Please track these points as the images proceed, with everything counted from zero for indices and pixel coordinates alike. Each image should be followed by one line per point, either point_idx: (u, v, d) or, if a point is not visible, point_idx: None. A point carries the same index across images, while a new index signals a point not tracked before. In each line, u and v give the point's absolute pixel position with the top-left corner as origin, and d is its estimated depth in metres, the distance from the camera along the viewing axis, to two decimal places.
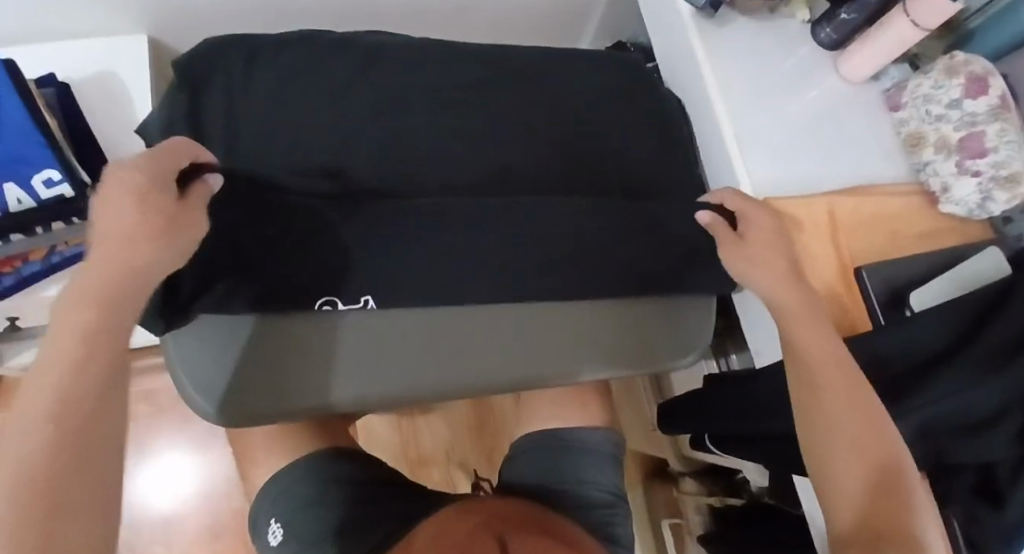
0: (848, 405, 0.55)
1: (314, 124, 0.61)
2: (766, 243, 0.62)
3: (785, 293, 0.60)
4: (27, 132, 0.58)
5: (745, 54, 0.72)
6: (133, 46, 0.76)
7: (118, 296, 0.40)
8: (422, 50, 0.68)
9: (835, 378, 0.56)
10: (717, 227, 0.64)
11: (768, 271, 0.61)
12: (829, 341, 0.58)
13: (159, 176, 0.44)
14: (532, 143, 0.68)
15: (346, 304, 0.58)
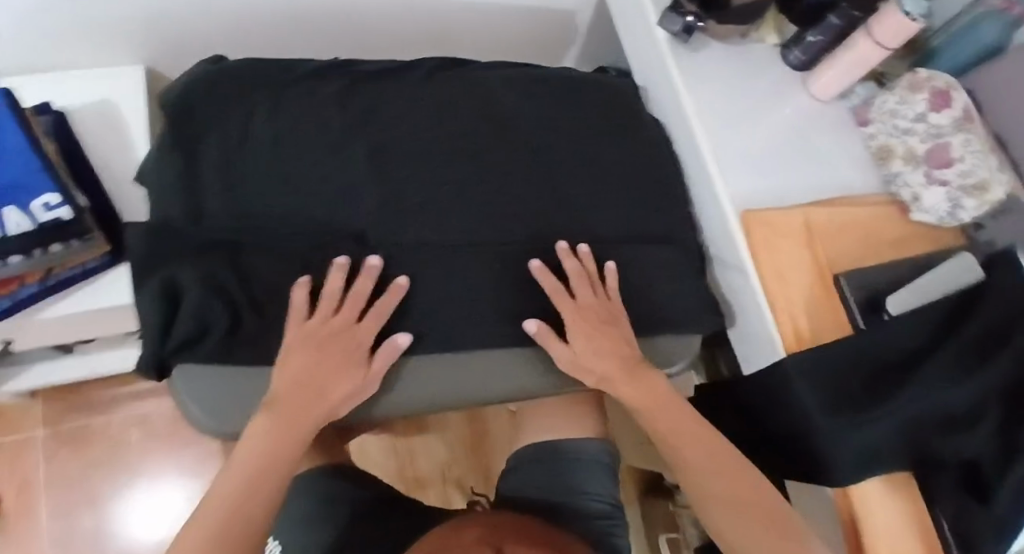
0: (737, 483, 0.61)
1: (310, 150, 0.65)
2: (591, 340, 0.63)
3: (632, 390, 0.64)
4: (27, 157, 0.59)
5: (718, 75, 0.75)
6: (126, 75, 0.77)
7: (286, 424, 0.56)
8: (414, 78, 0.72)
9: (713, 470, 0.61)
10: (547, 334, 0.63)
11: (608, 363, 0.63)
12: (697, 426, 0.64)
13: (349, 331, 0.59)
14: (520, 159, 0.70)
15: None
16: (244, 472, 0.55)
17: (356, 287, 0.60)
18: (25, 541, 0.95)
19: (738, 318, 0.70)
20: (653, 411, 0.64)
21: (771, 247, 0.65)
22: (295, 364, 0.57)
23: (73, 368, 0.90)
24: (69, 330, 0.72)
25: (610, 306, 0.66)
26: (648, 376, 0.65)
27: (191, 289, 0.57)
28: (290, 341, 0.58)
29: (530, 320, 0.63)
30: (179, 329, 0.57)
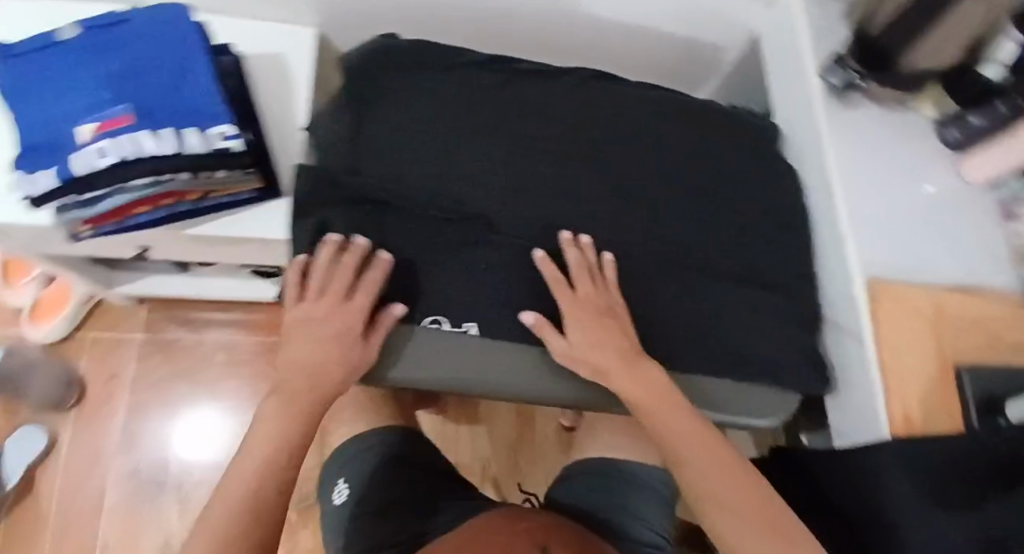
0: (755, 514, 0.54)
1: (461, 128, 0.67)
2: (591, 331, 0.60)
3: (627, 384, 0.59)
4: (211, 92, 0.65)
5: (867, 136, 0.71)
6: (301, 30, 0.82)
7: (298, 394, 0.56)
8: (572, 78, 0.72)
9: (724, 496, 0.55)
10: (544, 326, 0.61)
11: (606, 357, 0.60)
12: (696, 431, 0.58)
13: (346, 308, 0.58)
14: (659, 176, 0.69)
15: (448, 326, 0.62)
16: (257, 463, 0.54)
17: (343, 262, 0.59)
18: (103, 430, 1.02)
19: (847, 387, 0.68)
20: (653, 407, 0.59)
21: (894, 323, 0.64)
22: (302, 350, 0.57)
23: (185, 285, 0.97)
24: (202, 250, 0.78)
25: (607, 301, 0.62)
26: (647, 372, 0.60)
27: (343, 234, 0.62)
28: (291, 328, 0.58)
29: (526, 314, 0.61)
30: (317, 270, 0.62)
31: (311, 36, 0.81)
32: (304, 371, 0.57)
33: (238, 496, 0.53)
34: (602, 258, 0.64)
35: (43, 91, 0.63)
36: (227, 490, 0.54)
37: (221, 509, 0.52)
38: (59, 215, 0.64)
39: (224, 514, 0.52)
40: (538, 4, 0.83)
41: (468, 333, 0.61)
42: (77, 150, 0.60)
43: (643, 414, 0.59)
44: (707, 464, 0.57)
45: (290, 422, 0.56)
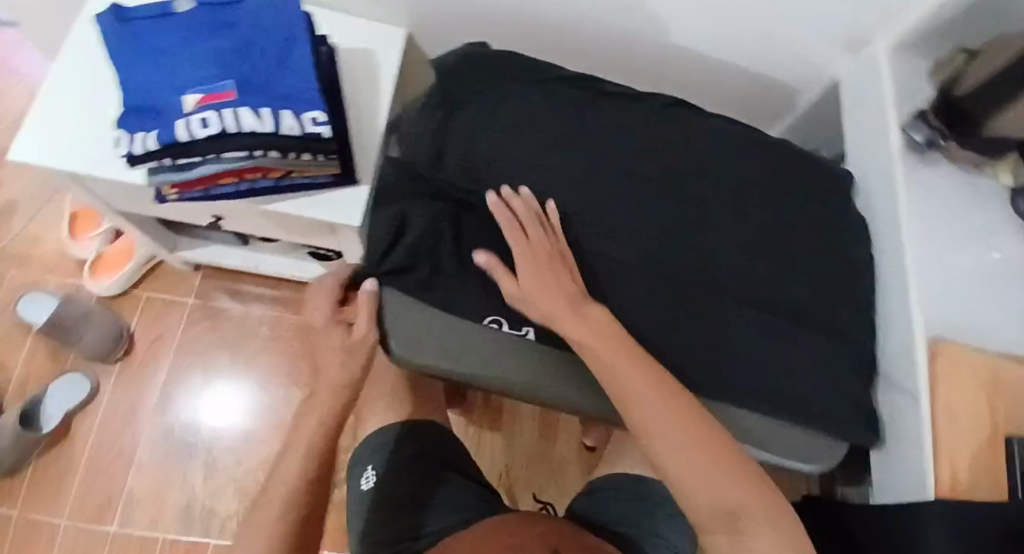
0: (720, 471, 0.53)
1: (541, 137, 0.69)
2: (543, 275, 0.60)
3: (578, 329, 0.58)
4: (310, 80, 0.67)
5: (936, 195, 0.71)
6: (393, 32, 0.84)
7: (327, 392, 0.60)
8: (653, 102, 0.74)
9: (687, 453, 0.54)
10: (497, 268, 0.61)
11: (554, 302, 0.59)
12: (659, 383, 0.56)
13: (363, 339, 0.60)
14: (729, 207, 0.70)
15: (508, 327, 0.63)
16: (301, 462, 0.58)
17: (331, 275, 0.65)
18: (142, 387, 1.05)
19: (897, 442, 0.67)
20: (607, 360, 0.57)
21: (949, 384, 0.63)
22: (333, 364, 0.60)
23: (243, 258, 1.00)
24: (273, 227, 0.81)
25: (555, 249, 0.63)
26: (594, 317, 0.59)
27: (420, 227, 0.63)
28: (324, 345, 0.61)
29: (479, 254, 0.62)
30: (393, 258, 0.62)
31: (402, 34, 0.84)
32: (331, 372, 0.60)
33: (285, 491, 0.57)
34: (547, 207, 0.65)
35: (152, 57, 0.65)
36: (271, 487, 0.58)
37: (271, 505, 0.56)
38: (150, 177, 0.66)
39: (275, 507, 0.56)
40: (624, 30, 0.84)
41: (525, 337, 0.62)
42: (181, 117, 0.62)
43: (601, 367, 0.57)
44: (672, 420, 0.55)
45: (323, 418, 0.59)
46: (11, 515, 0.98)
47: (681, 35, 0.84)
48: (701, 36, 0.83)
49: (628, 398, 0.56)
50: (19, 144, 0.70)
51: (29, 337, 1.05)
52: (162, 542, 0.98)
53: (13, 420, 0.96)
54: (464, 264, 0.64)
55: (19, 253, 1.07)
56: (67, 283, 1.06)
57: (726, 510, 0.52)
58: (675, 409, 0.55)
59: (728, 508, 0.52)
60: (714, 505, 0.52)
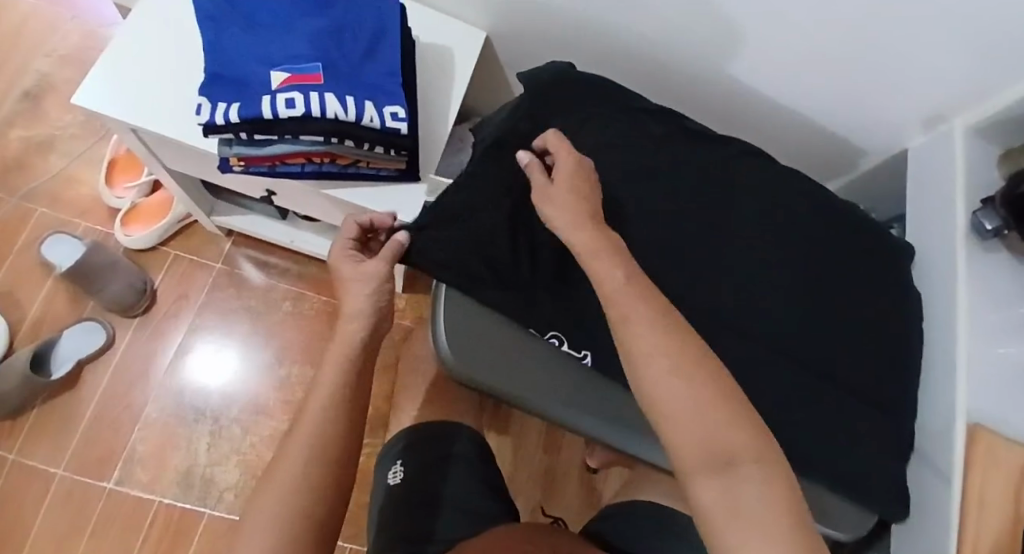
0: (719, 407, 0.50)
1: (616, 166, 0.69)
2: (565, 193, 0.59)
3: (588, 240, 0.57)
4: (395, 74, 0.67)
5: (990, 282, 0.73)
6: (470, 33, 0.85)
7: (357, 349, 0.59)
8: (727, 146, 0.74)
9: (683, 386, 0.50)
10: (533, 169, 0.61)
11: (568, 217, 0.58)
12: (662, 316, 0.54)
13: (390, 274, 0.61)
14: (789, 260, 0.71)
15: (568, 346, 0.63)
16: (334, 403, 0.57)
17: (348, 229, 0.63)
18: (158, 344, 1.04)
19: (925, 521, 0.68)
20: (621, 297, 0.54)
21: (985, 471, 0.64)
22: (355, 301, 0.60)
23: (279, 230, 0.98)
24: (329, 211, 0.80)
25: (583, 171, 0.61)
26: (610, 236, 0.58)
27: (501, 242, 0.64)
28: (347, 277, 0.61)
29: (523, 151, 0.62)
30: (449, 274, 0.61)
31: (479, 37, 0.85)
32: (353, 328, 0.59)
33: (320, 425, 0.55)
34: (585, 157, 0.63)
35: (244, 27, 0.65)
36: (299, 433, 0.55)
37: (305, 443, 0.55)
38: (222, 147, 0.65)
39: None
40: (700, 65, 0.84)
41: (583, 361, 0.63)
42: (266, 92, 0.62)
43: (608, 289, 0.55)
44: (684, 363, 0.51)
45: (346, 369, 0.58)
46: (10, 457, 0.97)
47: (759, 80, 0.84)
48: (776, 83, 0.83)
49: (626, 324, 0.53)
50: (87, 87, 0.69)
51: (49, 278, 1.04)
52: (158, 504, 0.98)
53: (25, 362, 0.95)
54: (533, 281, 0.64)
55: (53, 192, 1.07)
56: (94, 229, 1.06)
57: (717, 453, 0.48)
58: (691, 357, 0.52)
59: (721, 446, 0.48)
60: (707, 448, 0.48)
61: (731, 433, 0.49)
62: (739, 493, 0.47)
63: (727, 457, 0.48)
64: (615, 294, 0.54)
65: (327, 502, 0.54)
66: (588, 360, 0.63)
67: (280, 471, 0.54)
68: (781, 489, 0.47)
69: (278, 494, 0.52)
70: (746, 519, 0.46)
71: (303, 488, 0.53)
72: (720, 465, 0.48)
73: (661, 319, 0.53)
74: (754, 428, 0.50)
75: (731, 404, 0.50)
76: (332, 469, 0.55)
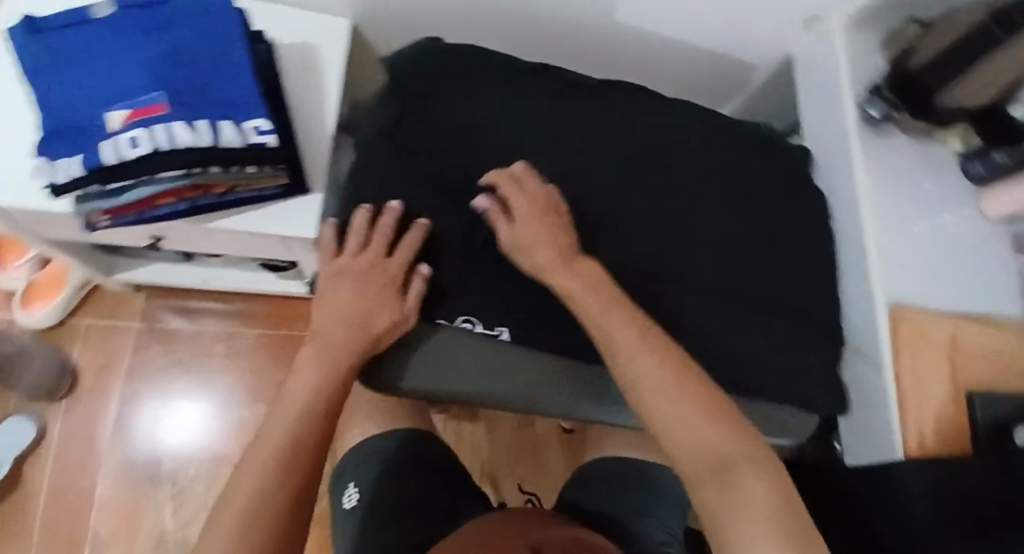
0: (702, 414, 0.54)
1: (497, 135, 0.67)
2: (532, 230, 0.61)
3: (567, 277, 0.59)
4: (248, 84, 0.64)
5: (891, 167, 0.74)
6: (332, 24, 0.80)
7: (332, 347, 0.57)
8: (610, 90, 0.72)
9: (672, 401, 0.54)
10: (495, 222, 0.62)
11: (542, 253, 0.60)
12: (643, 336, 0.57)
13: (380, 269, 0.60)
14: (692, 188, 0.70)
15: (482, 327, 0.60)
16: (294, 410, 0.56)
17: (358, 230, 0.61)
18: (93, 419, 1.00)
19: (868, 411, 0.69)
20: (605, 326, 0.58)
21: (911, 351, 0.66)
22: (336, 299, 0.59)
23: (187, 274, 0.93)
24: (220, 243, 0.75)
25: (521, 182, 0.63)
26: (576, 265, 0.60)
27: None
28: (325, 279, 0.60)
29: (478, 198, 0.63)
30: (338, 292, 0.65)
31: (343, 27, 0.80)
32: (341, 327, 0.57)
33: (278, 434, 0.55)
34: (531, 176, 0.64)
35: (71, 70, 0.61)
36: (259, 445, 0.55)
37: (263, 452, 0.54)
38: (80, 205, 0.62)
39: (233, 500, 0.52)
40: (574, 13, 0.82)
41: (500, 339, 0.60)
42: (107, 137, 0.58)
43: (587, 318, 0.58)
44: (666, 374, 0.55)
45: (314, 372, 0.57)
46: None
47: (633, 16, 0.82)
48: (650, 17, 0.82)
49: (610, 348, 0.57)
50: None
51: None
52: None
53: None
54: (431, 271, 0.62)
55: None
56: None
57: (711, 458, 0.52)
58: (675, 368, 0.56)
59: (713, 454, 0.52)
60: (702, 456, 0.52)
61: (720, 437, 0.53)
62: (737, 491, 0.50)
63: (722, 461, 0.52)
64: (598, 323, 0.58)
65: (286, 524, 0.52)
66: (505, 336, 0.61)
67: (229, 505, 0.52)
68: (775, 476, 0.51)
69: (231, 521, 0.50)
70: (747, 514, 0.48)
71: (258, 515, 0.51)
72: (712, 468, 0.52)
73: (643, 334, 0.57)
74: (742, 425, 0.54)
75: (718, 408, 0.54)
76: (286, 491, 0.53)
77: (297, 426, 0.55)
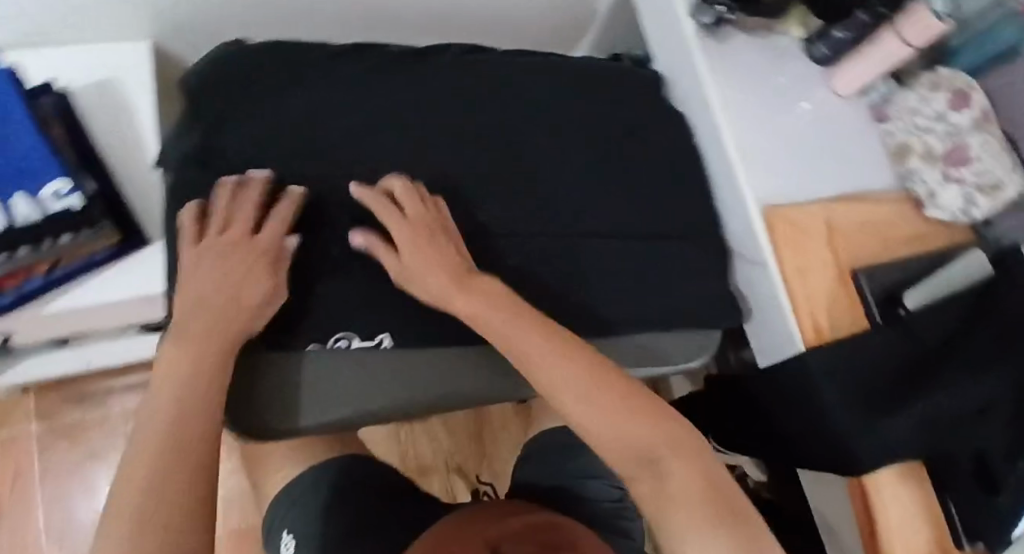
0: (624, 411, 0.49)
1: (317, 123, 0.60)
2: (418, 253, 0.55)
3: (466, 299, 0.54)
4: (33, 143, 0.59)
5: (739, 69, 0.73)
6: (126, 51, 0.73)
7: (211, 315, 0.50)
8: (435, 54, 0.68)
9: (592, 409, 0.49)
10: (376, 250, 0.56)
11: (435, 277, 0.55)
12: (556, 346, 0.52)
13: (247, 242, 0.54)
14: (542, 139, 0.67)
15: (360, 340, 0.57)
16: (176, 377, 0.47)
17: (223, 199, 0.55)
18: (26, 533, 0.97)
19: (766, 314, 0.70)
20: (513, 341, 0.52)
21: (791, 245, 0.67)
22: (201, 279, 0.51)
23: (72, 361, 0.89)
24: (77, 324, 0.71)
25: (423, 202, 0.58)
26: (474, 282, 0.55)
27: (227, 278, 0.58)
28: (186, 267, 0.52)
29: (353, 236, 0.57)
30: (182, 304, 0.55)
31: (143, 51, 0.73)
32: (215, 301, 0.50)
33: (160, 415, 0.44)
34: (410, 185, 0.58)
35: None
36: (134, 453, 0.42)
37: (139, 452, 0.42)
38: None
39: None
40: None
41: (381, 346, 0.57)
42: None
43: (495, 336, 0.53)
44: (582, 380, 0.50)
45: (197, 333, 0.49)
46: None
47: None
48: None
49: (524, 361, 0.52)
50: None
51: None
52: None
53: None
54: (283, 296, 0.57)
55: None
56: None
57: (637, 452, 0.48)
58: (591, 367, 0.51)
59: (638, 449, 0.48)
60: (626, 449, 0.48)
61: (642, 432, 0.49)
62: (668, 487, 0.47)
63: (649, 454, 0.48)
64: (506, 338, 0.52)
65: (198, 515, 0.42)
66: (388, 343, 0.57)
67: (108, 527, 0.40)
68: (705, 467, 0.48)
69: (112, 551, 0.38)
70: (679, 513, 0.46)
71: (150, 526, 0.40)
72: (640, 470, 0.48)
73: (548, 339, 0.52)
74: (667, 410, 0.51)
75: (640, 400, 0.50)
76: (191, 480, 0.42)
77: (186, 386, 0.46)
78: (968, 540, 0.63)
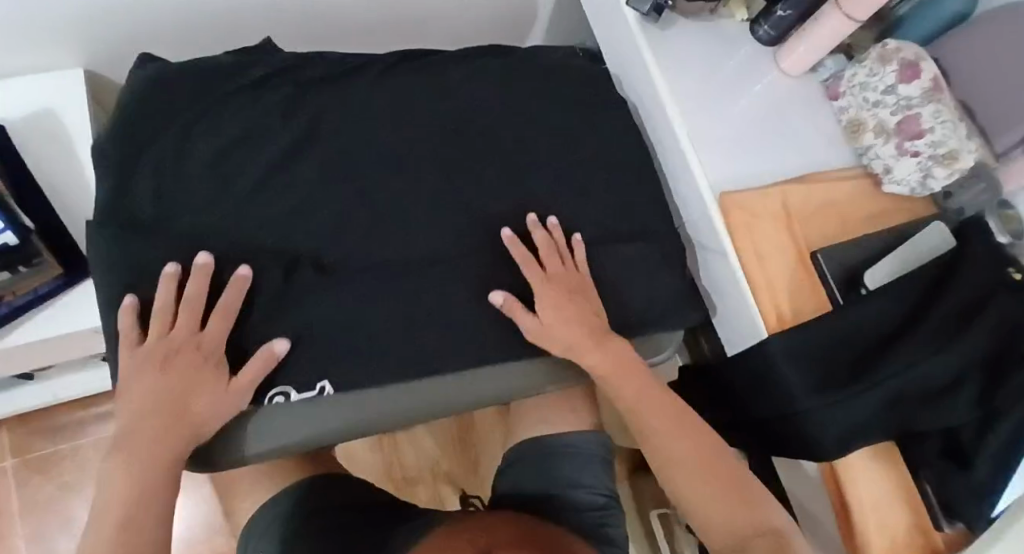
0: (715, 489, 0.58)
1: (256, 145, 0.60)
2: (562, 313, 0.59)
3: (601, 357, 0.60)
4: None
5: (689, 55, 0.72)
6: (61, 79, 0.72)
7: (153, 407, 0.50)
8: (371, 64, 0.67)
9: (703, 493, 0.58)
10: (512, 308, 0.59)
11: (576, 331, 0.59)
12: (676, 419, 0.61)
13: (194, 341, 0.52)
14: (487, 139, 0.66)
15: (298, 394, 0.54)
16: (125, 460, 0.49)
17: (165, 294, 0.53)
18: None
19: (728, 300, 0.69)
20: (637, 408, 0.61)
21: (749, 230, 0.65)
22: (145, 388, 0.50)
23: (35, 395, 0.88)
24: (28, 360, 0.70)
25: (567, 258, 0.63)
26: (610, 341, 0.61)
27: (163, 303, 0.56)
28: (130, 373, 0.51)
29: (495, 292, 0.59)
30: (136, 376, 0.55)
31: (78, 78, 0.72)
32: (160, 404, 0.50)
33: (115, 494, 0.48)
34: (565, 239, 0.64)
35: None
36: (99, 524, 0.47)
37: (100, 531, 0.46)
38: None
39: None
40: None
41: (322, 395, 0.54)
42: None
43: (622, 401, 0.61)
44: (688, 457, 0.59)
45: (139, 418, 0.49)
46: None
47: None
48: None
49: (648, 433, 0.61)
50: None
51: None
52: None
53: None
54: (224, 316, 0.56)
55: None
56: None
57: (739, 532, 0.56)
58: (696, 445, 0.60)
59: (739, 533, 0.56)
60: (727, 528, 0.56)
61: (744, 515, 0.57)
62: None
63: (747, 538, 0.55)
64: (633, 402, 0.61)
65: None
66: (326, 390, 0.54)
67: None
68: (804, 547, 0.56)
69: None
70: None
71: None
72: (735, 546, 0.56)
73: (667, 411, 0.61)
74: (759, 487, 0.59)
75: (737, 475, 0.59)
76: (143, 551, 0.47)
77: (145, 491, 0.48)
78: (946, 520, 0.62)
